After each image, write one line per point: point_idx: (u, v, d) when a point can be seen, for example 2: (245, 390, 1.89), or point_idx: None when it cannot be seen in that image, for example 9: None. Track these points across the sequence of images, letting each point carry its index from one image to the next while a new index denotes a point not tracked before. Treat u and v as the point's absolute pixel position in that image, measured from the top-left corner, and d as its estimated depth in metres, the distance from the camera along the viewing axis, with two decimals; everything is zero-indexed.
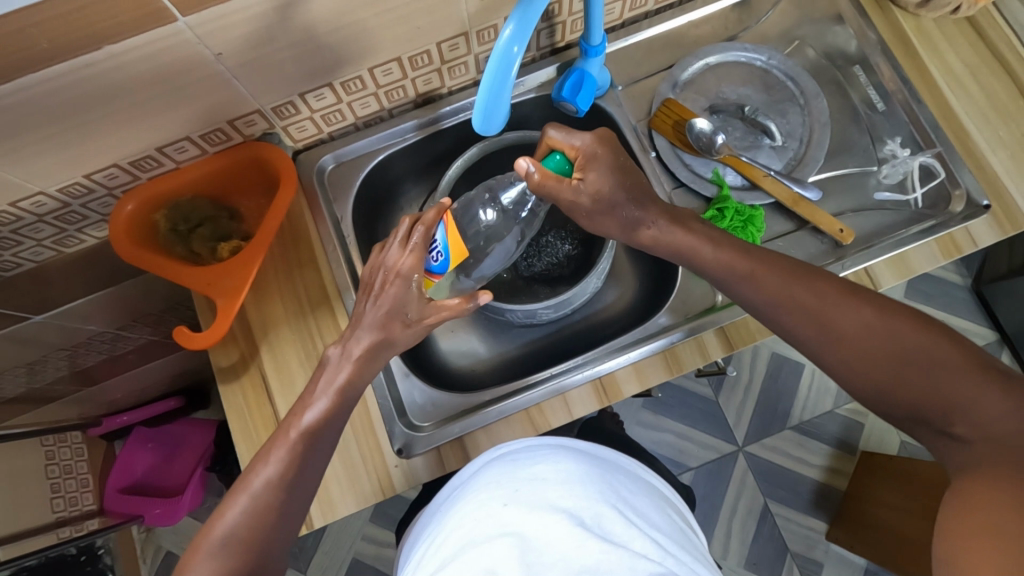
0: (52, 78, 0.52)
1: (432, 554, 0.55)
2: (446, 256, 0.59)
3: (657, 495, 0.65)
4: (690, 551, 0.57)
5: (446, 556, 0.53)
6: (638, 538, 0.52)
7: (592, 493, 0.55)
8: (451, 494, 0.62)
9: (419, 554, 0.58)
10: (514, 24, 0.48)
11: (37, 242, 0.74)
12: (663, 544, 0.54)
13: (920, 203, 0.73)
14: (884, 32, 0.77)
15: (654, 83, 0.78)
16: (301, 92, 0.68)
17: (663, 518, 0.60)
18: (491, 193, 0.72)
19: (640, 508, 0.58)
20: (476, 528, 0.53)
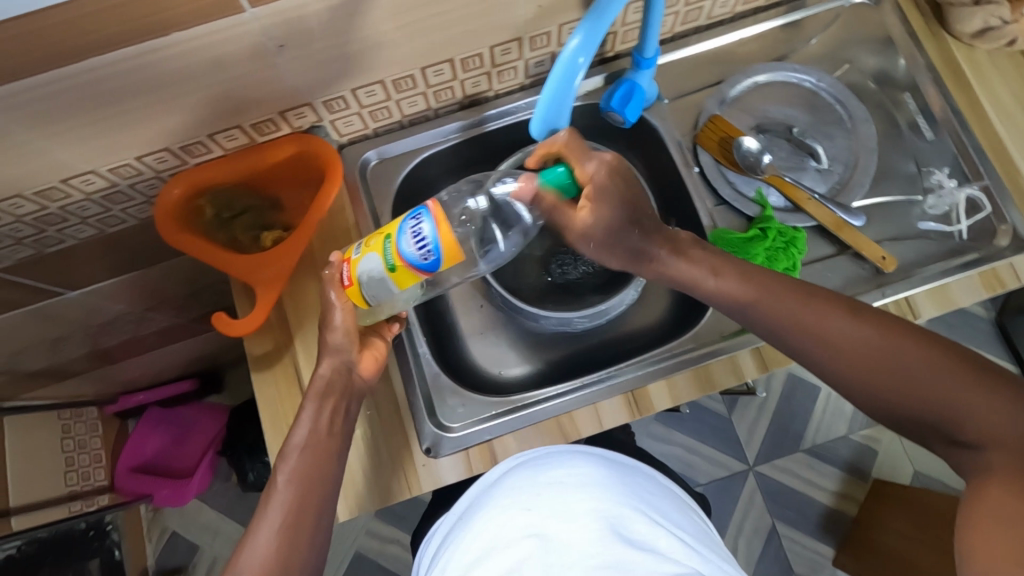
0: (119, 61, 0.53)
1: (458, 551, 0.57)
2: (436, 256, 0.56)
3: (679, 499, 0.65)
4: (717, 549, 0.58)
5: (471, 559, 0.54)
6: (662, 538, 0.54)
7: (614, 496, 0.57)
8: (474, 494, 0.64)
9: (444, 551, 0.60)
10: (582, 34, 0.48)
11: (82, 220, 0.75)
12: (688, 543, 0.55)
13: (964, 235, 0.72)
14: (936, 58, 0.77)
15: (700, 98, 0.78)
16: (353, 87, 0.68)
17: (685, 519, 0.61)
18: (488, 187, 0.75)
19: (663, 509, 0.60)
20: (500, 532, 0.54)
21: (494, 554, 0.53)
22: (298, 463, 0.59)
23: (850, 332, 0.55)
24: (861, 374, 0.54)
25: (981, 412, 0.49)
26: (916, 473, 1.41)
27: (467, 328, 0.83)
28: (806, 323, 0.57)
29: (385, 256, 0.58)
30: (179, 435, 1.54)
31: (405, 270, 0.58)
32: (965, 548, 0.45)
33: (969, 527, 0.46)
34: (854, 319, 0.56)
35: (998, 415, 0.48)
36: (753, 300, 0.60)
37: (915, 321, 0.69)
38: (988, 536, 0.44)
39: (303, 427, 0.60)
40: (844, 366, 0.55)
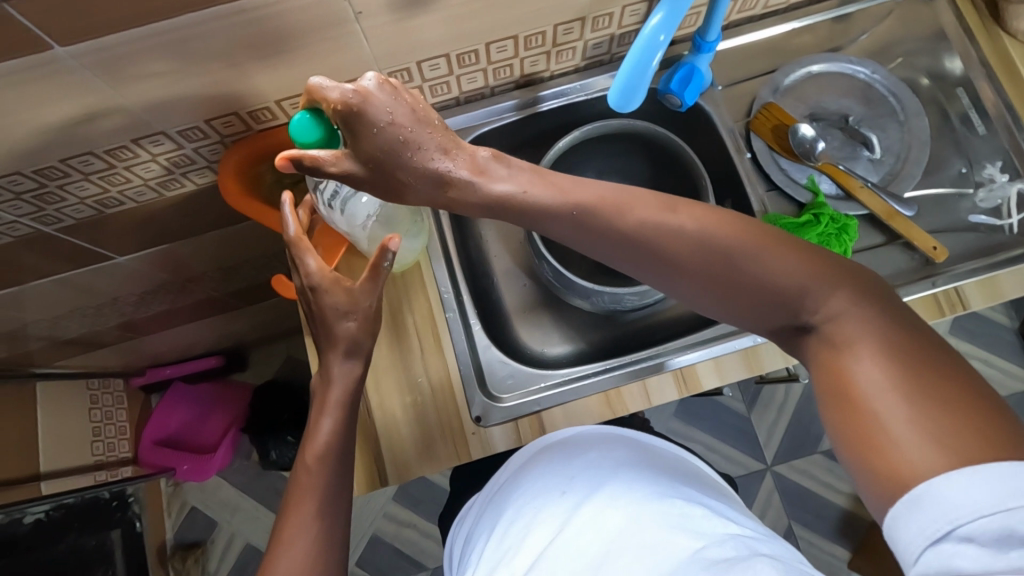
0: (207, 20, 0.55)
1: (503, 528, 0.60)
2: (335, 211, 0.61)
3: (713, 481, 0.67)
4: (755, 522, 0.59)
5: (513, 540, 0.57)
6: (698, 508, 0.54)
7: (647, 476, 0.59)
8: (514, 474, 0.66)
9: (489, 527, 0.63)
10: (664, 12, 0.49)
11: (143, 183, 0.76)
12: (723, 513, 0.57)
13: (1014, 229, 0.73)
14: (990, 55, 0.78)
15: (754, 86, 0.79)
16: (418, 60, 0.69)
17: (721, 499, 0.62)
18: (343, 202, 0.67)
19: (701, 488, 0.61)
20: (540, 514, 0.57)
21: (536, 534, 0.56)
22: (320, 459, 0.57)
23: (689, 225, 0.48)
24: (704, 287, 0.48)
25: (857, 309, 0.43)
26: None
27: (512, 305, 0.84)
28: (644, 234, 0.49)
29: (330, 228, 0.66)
30: (201, 412, 1.55)
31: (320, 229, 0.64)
32: (876, 465, 0.38)
33: (853, 422, 0.40)
34: (678, 213, 0.49)
35: (849, 301, 0.44)
36: (584, 218, 0.49)
37: (963, 312, 0.70)
38: (889, 435, 0.38)
39: (327, 417, 0.58)
40: (625, 251, 0.50)
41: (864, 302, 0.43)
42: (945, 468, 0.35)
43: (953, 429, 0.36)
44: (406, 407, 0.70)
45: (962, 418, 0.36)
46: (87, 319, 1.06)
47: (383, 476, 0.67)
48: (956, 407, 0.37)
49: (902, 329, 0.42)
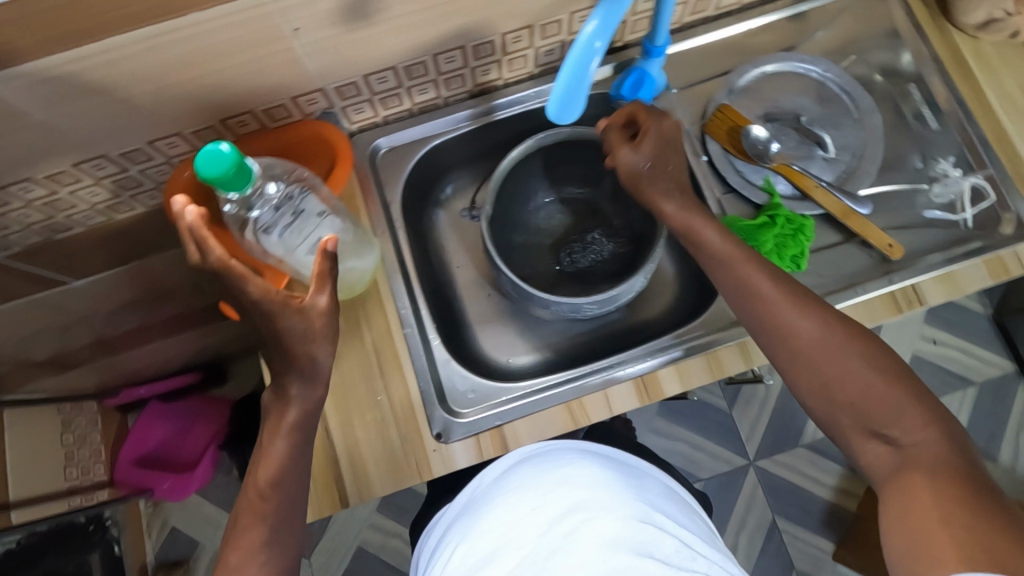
0: (137, 41, 0.53)
1: (469, 541, 0.59)
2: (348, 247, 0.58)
3: (681, 500, 0.67)
4: (718, 551, 0.60)
5: (479, 556, 0.56)
6: (667, 539, 0.55)
7: (619, 496, 0.59)
8: (486, 488, 0.65)
9: (454, 537, 0.62)
10: (600, 18, 0.48)
11: (91, 206, 0.75)
12: (688, 543, 0.57)
13: (969, 224, 0.73)
14: (940, 50, 0.78)
15: (710, 88, 0.79)
16: (366, 74, 0.68)
17: (689, 520, 0.63)
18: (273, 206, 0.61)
19: (669, 511, 0.62)
20: (512, 532, 0.57)
21: (505, 552, 0.55)
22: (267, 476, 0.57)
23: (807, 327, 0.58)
24: (792, 363, 0.59)
25: (924, 426, 0.53)
26: None
27: (476, 316, 0.83)
28: (757, 303, 0.60)
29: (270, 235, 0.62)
30: (181, 427, 1.52)
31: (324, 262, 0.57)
32: (916, 542, 0.47)
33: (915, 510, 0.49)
34: (805, 314, 0.59)
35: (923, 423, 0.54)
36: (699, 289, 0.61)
37: (920, 308, 0.70)
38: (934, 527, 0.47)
39: (278, 439, 0.57)
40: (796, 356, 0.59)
41: (924, 417, 0.54)
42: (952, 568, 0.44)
43: (974, 526, 0.46)
44: (366, 425, 0.69)
45: (978, 525, 0.46)
46: (50, 344, 1.04)
47: (343, 497, 0.66)
48: (977, 514, 0.46)
49: (944, 444, 0.52)
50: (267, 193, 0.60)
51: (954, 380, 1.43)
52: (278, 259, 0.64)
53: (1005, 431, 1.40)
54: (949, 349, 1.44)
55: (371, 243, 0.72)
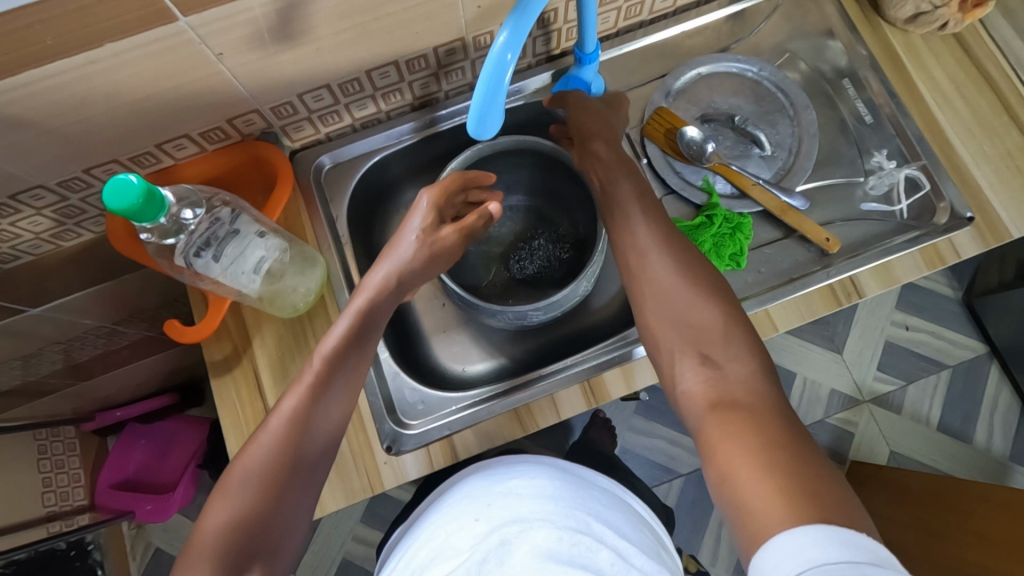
0: (57, 74, 0.53)
1: (416, 551, 0.61)
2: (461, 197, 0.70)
3: (633, 512, 0.68)
4: (659, 564, 0.61)
5: (424, 564, 0.58)
6: (603, 551, 0.56)
7: (560, 507, 0.59)
8: (441, 499, 0.67)
9: (406, 546, 0.64)
10: (509, 30, 0.48)
11: (36, 236, 0.75)
12: (625, 554, 0.57)
13: (906, 214, 0.74)
14: (872, 43, 0.79)
15: (647, 91, 0.80)
16: (300, 93, 0.69)
17: (633, 530, 0.63)
18: (206, 241, 0.62)
19: (613, 520, 0.62)
20: (455, 541, 0.57)
21: (445, 560, 0.56)
22: (275, 436, 0.54)
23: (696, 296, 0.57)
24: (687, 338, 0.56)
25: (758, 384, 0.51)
26: (892, 453, 1.41)
27: (429, 327, 0.84)
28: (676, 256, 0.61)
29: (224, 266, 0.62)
30: (160, 450, 1.51)
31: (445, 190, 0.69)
32: (741, 502, 0.43)
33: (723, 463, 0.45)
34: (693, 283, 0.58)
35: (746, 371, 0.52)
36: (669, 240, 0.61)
37: (859, 300, 0.71)
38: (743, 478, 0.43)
39: (292, 397, 0.57)
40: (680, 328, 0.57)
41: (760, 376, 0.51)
42: (782, 525, 0.40)
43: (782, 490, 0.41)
44: None
45: (811, 490, 0.41)
46: (15, 373, 1.03)
47: None
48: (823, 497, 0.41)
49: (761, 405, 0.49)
50: (185, 220, 0.60)
51: (926, 365, 1.44)
52: (214, 282, 0.65)
53: (978, 412, 1.42)
54: (919, 333, 1.46)
55: (316, 260, 0.73)
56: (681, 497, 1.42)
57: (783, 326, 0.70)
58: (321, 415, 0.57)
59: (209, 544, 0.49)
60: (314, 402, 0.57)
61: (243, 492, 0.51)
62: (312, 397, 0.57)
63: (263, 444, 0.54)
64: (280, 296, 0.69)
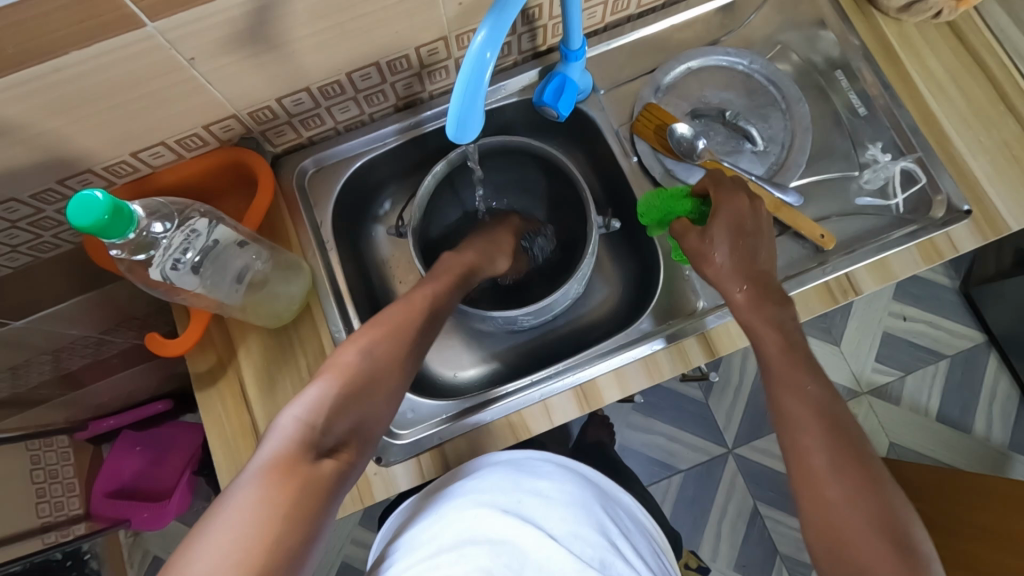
0: (21, 84, 0.51)
1: (431, 535, 0.56)
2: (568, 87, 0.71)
3: (639, 520, 0.68)
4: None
5: (443, 547, 0.54)
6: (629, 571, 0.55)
7: (587, 520, 0.58)
8: (453, 483, 0.63)
9: (411, 533, 0.59)
10: (488, 29, 0.46)
11: (13, 248, 0.73)
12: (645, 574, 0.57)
13: (901, 209, 0.73)
14: (865, 33, 0.77)
15: (635, 88, 0.78)
16: (279, 97, 0.67)
17: (650, 552, 0.63)
18: (184, 252, 0.60)
19: (630, 539, 0.61)
20: (486, 529, 0.54)
21: (474, 547, 0.52)
22: (378, 347, 0.57)
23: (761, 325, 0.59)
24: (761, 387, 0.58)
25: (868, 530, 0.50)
26: (892, 444, 1.40)
27: None
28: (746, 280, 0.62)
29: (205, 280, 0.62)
30: (156, 456, 1.47)
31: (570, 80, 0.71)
32: None
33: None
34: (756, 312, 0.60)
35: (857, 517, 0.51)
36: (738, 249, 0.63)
37: (856, 297, 0.70)
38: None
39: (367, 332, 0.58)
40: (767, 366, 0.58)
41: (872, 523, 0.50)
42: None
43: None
44: None
45: None
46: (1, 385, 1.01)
47: None
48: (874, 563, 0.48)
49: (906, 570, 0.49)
50: (156, 234, 0.57)
51: (924, 355, 1.43)
52: (192, 294, 0.63)
53: (977, 401, 1.41)
54: (917, 324, 1.45)
55: (300, 267, 0.71)
56: (681, 492, 1.41)
57: None
58: (418, 340, 0.60)
59: (292, 442, 0.49)
60: (415, 328, 0.60)
61: (344, 377, 0.54)
62: (411, 324, 0.60)
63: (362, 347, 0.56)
64: (261, 305, 0.67)
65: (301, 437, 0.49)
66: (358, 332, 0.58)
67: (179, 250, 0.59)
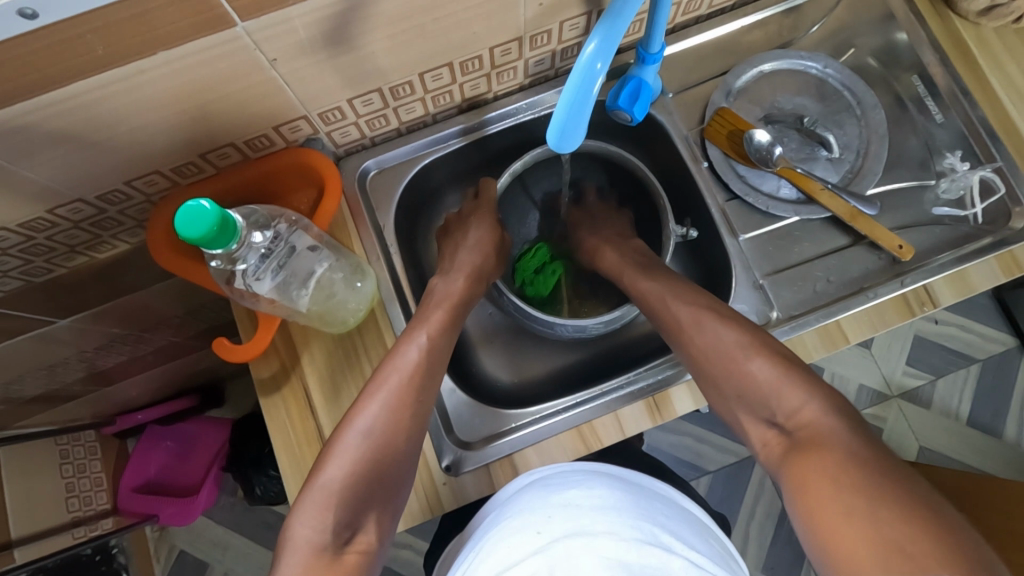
0: (105, 84, 0.49)
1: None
2: (644, 90, 0.69)
3: (695, 520, 0.63)
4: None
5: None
6: (676, 560, 0.52)
7: (625, 519, 0.54)
8: (487, 518, 0.62)
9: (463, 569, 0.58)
10: (599, 39, 0.45)
11: (69, 248, 0.71)
12: (698, 563, 0.53)
13: (978, 219, 0.71)
14: (941, 36, 0.75)
15: (706, 90, 0.76)
16: (348, 98, 0.65)
17: (702, 542, 0.59)
18: (269, 263, 0.58)
19: (677, 530, 0.58)
20: (511, 556, 0.53)
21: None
22: (372, 421, 0.57)
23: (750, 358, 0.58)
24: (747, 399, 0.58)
25: (835, 420, 0.51)
26: (922, 448, 1.37)
27: (477, 337, 0.84)
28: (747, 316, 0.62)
29: (290, 293, 0.60)
30: (181, 452, 1.45)
31: (647, 78, 0.68)
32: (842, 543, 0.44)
33: (817, 499, 0.47)
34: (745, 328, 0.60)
35: (819, 411, 0.52)
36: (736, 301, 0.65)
37: (934, 310, 0.67)
38: (849, 530, 0.43)
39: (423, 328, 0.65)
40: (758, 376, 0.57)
41: (828, 411, 0.52)
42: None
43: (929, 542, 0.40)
44: None
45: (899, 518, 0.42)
46: (38, 382, 0.99)
47: None
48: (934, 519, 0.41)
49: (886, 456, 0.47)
50: (255, 243, 0.57)
51: (956, 359, 1.41)
52: (268, 303, 0.61)
53: (1010, 409, 1.39)
54: (949, 328, 1.42)
55: (367, 272, 0.70)
56: (709, 496, 1.35)
57: (855, 338, 0.66)
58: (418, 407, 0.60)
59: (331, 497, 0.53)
60: (416, 392, 0.60)
61: (352, 462, 0.55)
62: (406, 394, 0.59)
63: (368, 424, 0.57)
64: (330, 313, 0.66)
65: (318, 538, 0.51)
66: (352, 416, 0.58)
67: (264, 261, 0.58)
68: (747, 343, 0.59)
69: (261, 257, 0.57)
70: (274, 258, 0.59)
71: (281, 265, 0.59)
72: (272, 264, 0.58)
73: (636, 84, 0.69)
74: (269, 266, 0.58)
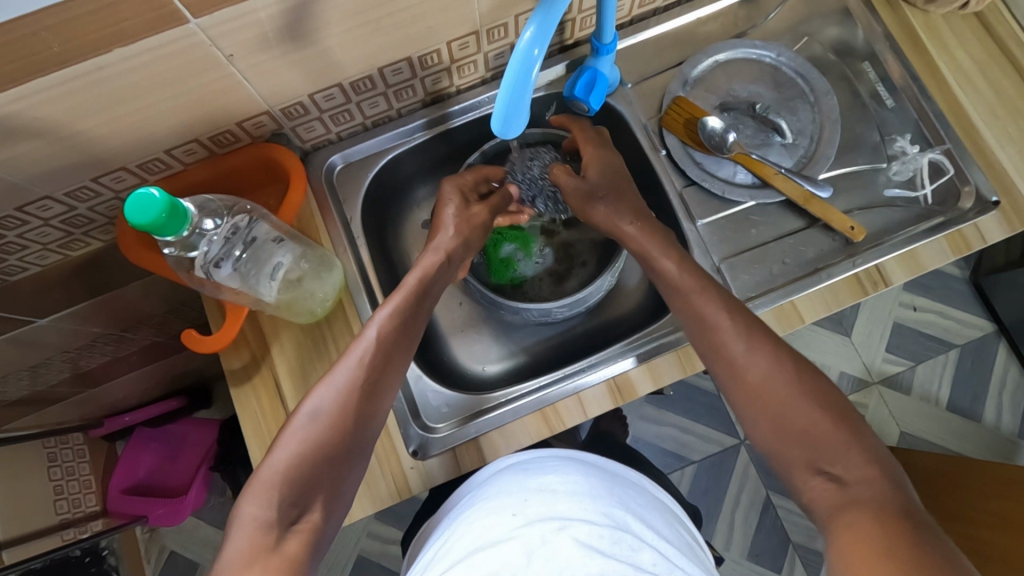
0: (65, 81, 0.51)
1: (441, 559, 0.54)
2: (597, 78, 0.70)
3: (665, 509, 0.63)
4: (696, 565, 0.56)
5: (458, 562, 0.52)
6: (645, 550, 0.52)
7: (600, 508, 0.54)
8: (462, 497, 0.63)
9: (428, 556, 0.58)
10: (535, 25, 0.46)
11: (43, 246, 0.72)
12: (666, 554, 0.53)
13: (929, 200, 0.73)
14: (892, 26, 0.77)
15: (664, 81, 0.78)
16: (311, 93, 0.67)
17: (669, 530, 0.59)
18: (230, 250, 0.61)
19: (648, 519, 0.58)
20: (483, 535, 0.52)
21: (484, 551, 0.50)
22: (311, 428, 0.54)
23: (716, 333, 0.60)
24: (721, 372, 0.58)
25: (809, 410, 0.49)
26: (902, 433, 1.39)
27: (448, 326, 0.85)
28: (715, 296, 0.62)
29: (254, 283, 0.62)
30: (169, 453, 1.43)
31: (601, 65, 0.70)
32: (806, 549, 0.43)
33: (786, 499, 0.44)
34: (706, 308, 0.61)
35: None
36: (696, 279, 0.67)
37: (886, 288, 0.69)
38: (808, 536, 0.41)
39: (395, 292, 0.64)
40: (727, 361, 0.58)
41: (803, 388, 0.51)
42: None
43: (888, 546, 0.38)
44: None
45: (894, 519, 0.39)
46: (21, 383, 0.99)
47: None
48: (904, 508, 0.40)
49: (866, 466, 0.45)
50: (206, 230, 0.59)
51: (934, 345, 1.43)
52: (233, 291, 0.63)
53: (988, 392, 1.40)
54: (927, 314, 1.44)
55: (333, 264, 0.71)
56: (693, 485, 1.36)
57: (809, 317, 0.68)
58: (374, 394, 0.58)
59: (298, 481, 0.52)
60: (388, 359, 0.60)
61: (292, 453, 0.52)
62: (345, 402, 0.56)
63: (311, 427, 0.54)
64: (297, 302, 0.67)
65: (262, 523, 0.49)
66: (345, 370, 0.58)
67: (224, 246, 0.60)
68: (704, 321, 0.61)
69: (219, 243, 0.60)
70: (233, 246, 0.61)
71: (242, 252, 0.62)
72: (231, 251, 0.61)
73: (590, 73, 0.71)
74: (229, 252, 0.61)
